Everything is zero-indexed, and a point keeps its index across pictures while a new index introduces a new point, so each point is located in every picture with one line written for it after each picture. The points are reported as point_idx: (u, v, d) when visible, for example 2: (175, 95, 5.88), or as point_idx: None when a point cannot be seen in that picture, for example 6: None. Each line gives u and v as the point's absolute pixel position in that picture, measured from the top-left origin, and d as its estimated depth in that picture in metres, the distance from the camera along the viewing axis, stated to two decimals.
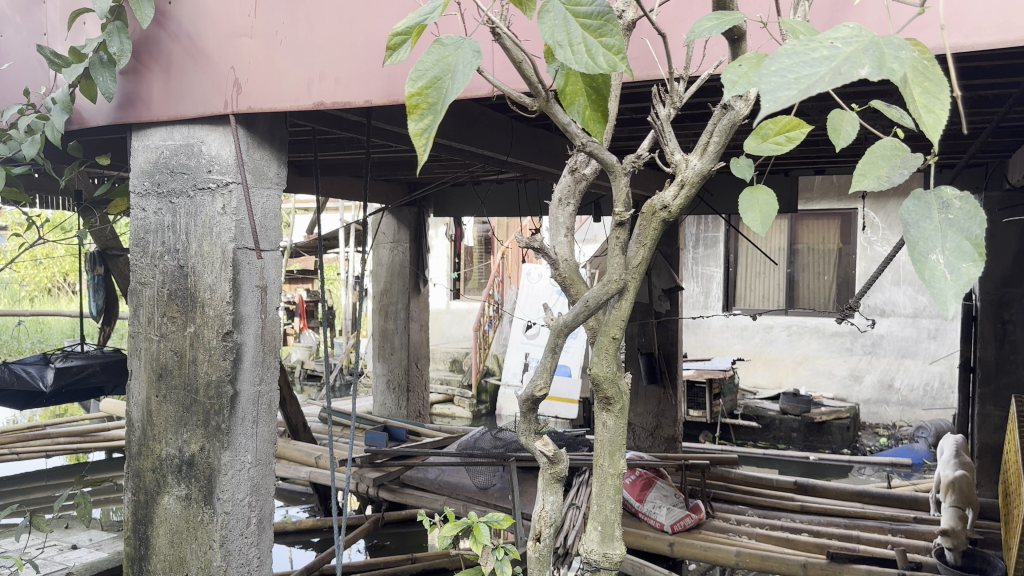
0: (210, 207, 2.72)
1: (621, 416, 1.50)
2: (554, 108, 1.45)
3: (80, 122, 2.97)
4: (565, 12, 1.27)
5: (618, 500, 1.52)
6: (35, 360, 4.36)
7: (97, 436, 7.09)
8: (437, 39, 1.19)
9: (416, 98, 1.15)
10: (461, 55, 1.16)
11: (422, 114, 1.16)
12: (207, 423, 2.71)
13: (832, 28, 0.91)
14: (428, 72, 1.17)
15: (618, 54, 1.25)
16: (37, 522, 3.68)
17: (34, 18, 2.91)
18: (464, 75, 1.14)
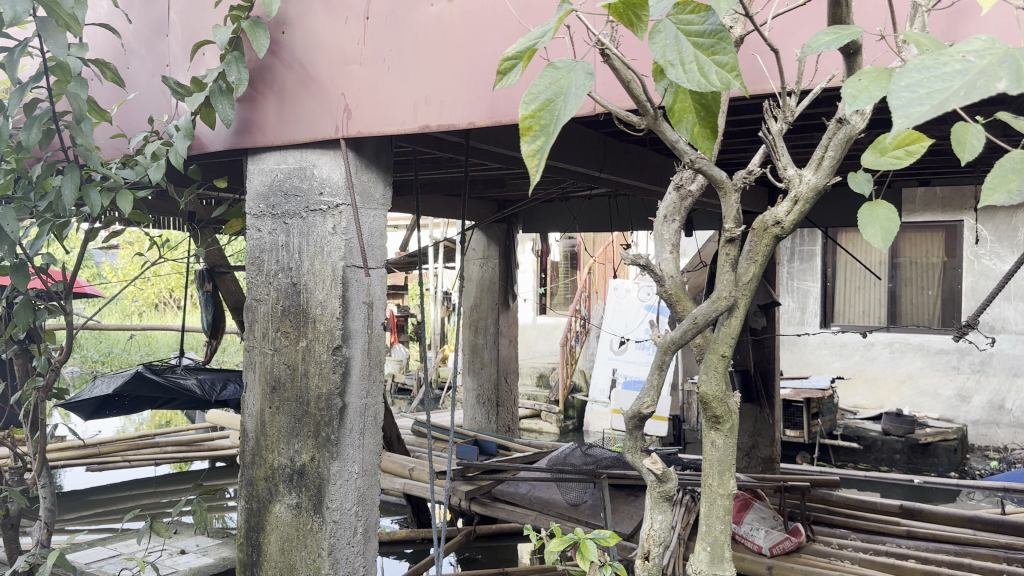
0: (322, 226, 2.86)
1: (730, 435, 1.50)
2: (663, 127, 1.48)
3: (199, 148, 3.14)
4: (676, 32, 1.30)
5: (727, 521, 1.51)
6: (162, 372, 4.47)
7: (203, 445, 7.41)
8: (551, 64, 1.27)
9: (530, 120, 1.21)
10: (574, 78, 1.23)
11: (535, 134, 1.22)
12: (318, 434, 2.82)
13: (962, 42, 0.83)
14: (541, 96, 1.24)
15: (732, 71, 1.24)
16: (157, 526, 3.88)
17: (158, 50, 3.11)
18: (578, 95, 1.21)
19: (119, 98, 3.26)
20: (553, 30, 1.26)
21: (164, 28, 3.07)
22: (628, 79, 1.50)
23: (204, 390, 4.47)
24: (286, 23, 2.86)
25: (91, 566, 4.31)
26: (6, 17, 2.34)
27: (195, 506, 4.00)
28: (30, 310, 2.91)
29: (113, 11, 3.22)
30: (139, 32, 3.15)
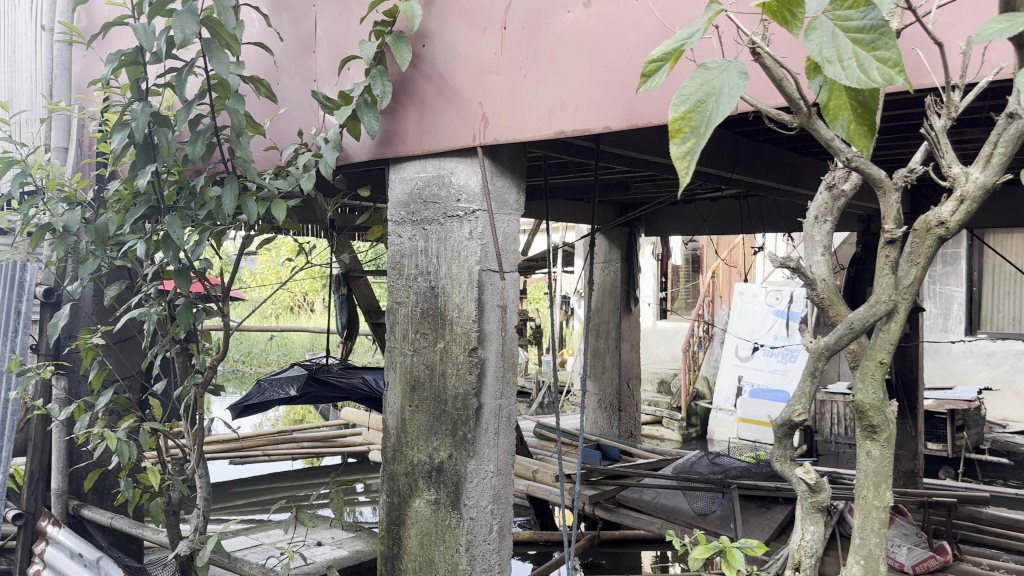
0: (459, 232, 2.94)
1: (888, 446, 1.44)
2: (816, 125, 1.43)
3: (345, 159, 3.30)
4: (834, 28, 1.27)
5: (883, 534, 1.45)
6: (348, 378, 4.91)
7: (336, 441, 7.79)
8: (702, 65, 1.30)
9: (680, 121, 1.24)
10: (727, 77, 1.25)
11: (684, 137, 1.25)
12: (455, 432, 2.91)
13: None
14: (692, 97, 1.27)
15: (895, 67, 1.20)
16: (301, 517, 4.08)
17: (306, 67, 3.29)
18: (730, 96, 1.23)
19: (271, 112, 3.46)
20: (702, 32, 1.30)
21: (311, 44, 3.26)
22: (779, 77, 1.45)
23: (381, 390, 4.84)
24: (426, 36, 2.97)
25: (238, 553, 4.59)
26: (178, 39, 2.52)
27: (336, 498, 4.18)
28: (191, 311, 3.12)
29: (265, 30, 3.44)
30: (289, 49, 3.36)
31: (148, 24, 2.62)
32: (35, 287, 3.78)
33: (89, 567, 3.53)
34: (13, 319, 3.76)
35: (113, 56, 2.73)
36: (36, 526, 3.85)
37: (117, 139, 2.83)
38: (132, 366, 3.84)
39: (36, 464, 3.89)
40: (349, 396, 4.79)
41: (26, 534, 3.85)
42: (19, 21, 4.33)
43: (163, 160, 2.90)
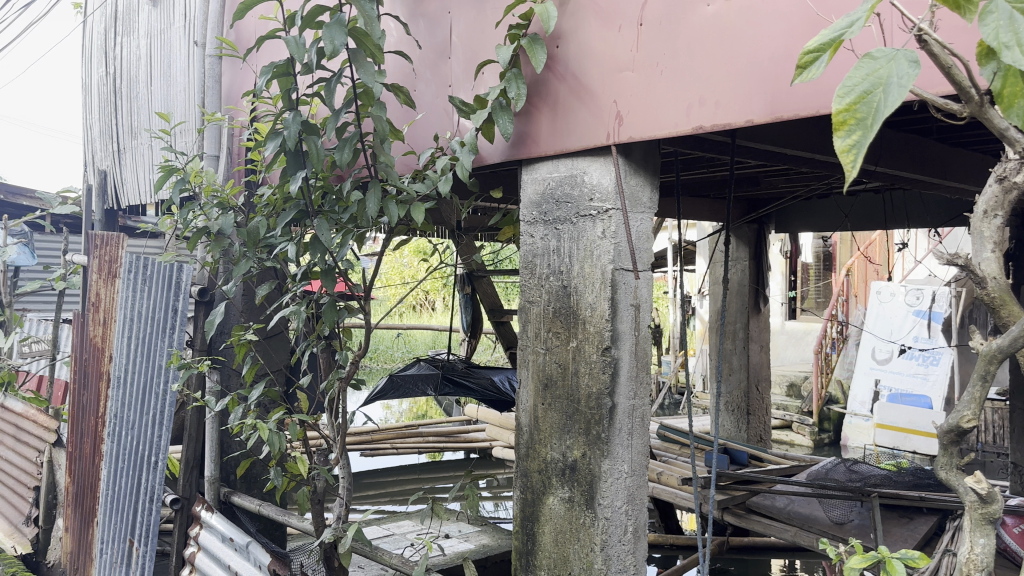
0: (593, 231, 2.94)
1: None
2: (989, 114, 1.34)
3: (479, 161, 3.38)
4: (1011, 11, 1.19)
5: None
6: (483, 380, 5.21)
7: (459, 436, 8.03)
8: (866, 55, 1.24)
9: (844, 114, 1.19)
10: (895, 66, 1.19)
11: (850, 130, 1.20)
12: (589, 431, 2.91)
13: None
14: (856, 88, 1.21)
15: None
16: (436, 509, 4.17)
17: (442, 73, 3.40)
18: (900, 87, 1.16)
19: (409, 118, 3.58)
20: (864, 21, 1.24)
21: (447, 50, 3.37)
22: (948, 64, 1.36)
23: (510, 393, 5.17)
24: (561, 37, 2.99)
25: (375, 541, 4.87)
26: (328, 50, 2.64)
27: (469, 491, 4.23)
28: (334, 309, 3.28)
29: (403, 38, 3.58)
30: (425, 56, 3.47)
31: (298, 37, 2.76)
32: (191, 287, 4.01)
33: (239, 551, 3.73)
34: (171, 315, 4.02)
35: (267, 69, 2.89)
36: (192, 510, 4.13)
37: (271, 147, 3.01)
38: (278, 361, 4.06)
39: (191, 453, 4.16)
40: (478, 396, 5.15)
41: (183, 518, 4.14)
42: (174, 40, 4.67)
43: (312, 165, 3.06)
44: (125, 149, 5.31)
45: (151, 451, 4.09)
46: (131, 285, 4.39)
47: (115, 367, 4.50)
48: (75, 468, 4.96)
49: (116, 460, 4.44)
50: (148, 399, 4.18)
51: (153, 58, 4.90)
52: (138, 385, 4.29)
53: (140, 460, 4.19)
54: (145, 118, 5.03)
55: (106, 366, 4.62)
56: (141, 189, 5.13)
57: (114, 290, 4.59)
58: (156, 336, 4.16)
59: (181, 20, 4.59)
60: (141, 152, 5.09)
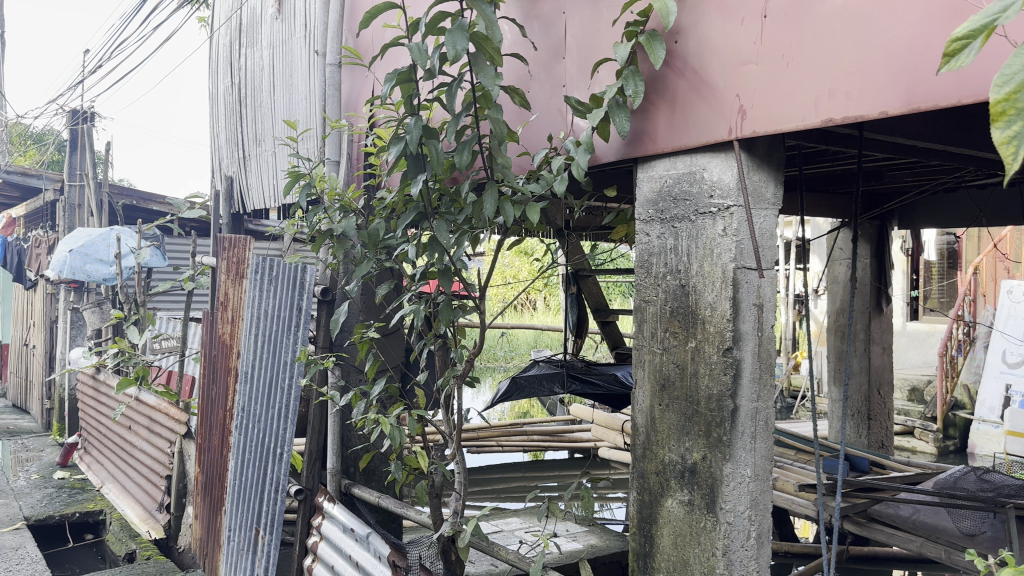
0: (712, 229, 2.88)
1: None
2: None
3: (594, 160, 3.37)
4: None
5: None
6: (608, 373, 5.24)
7: (563, 436, 8.09)
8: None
9: (1002, 104, 0.95)
10: None
11: (1008, 123, 0.96)
12: (709, 434, 2.85)
13: None
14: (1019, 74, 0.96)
15: None
16: (552, 507, 4.19)
17: (557, 73, 3.41)
18: None
19: (523, 119, 3.61)
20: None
21: (561, 50, 3.38)
22: None
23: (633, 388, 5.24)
24: (680, 33, 2.96)
25: (490, 536, 5.04)
26: (450, 55, 2.68)
27: (585, 491, 4.22)
28: (451, 308, 3.35)
29: (519, 40, 3.61)
30: (540, 57, 3.50)
31: (421, 44, 2.82)
32: (314, 286, 4.17)
33: (359, 542, 3.84)
34: (295, 313, 4.21)
35: (391, 75, 2.98)
36: (315, 501, 4.30)
37: (393, 152, 3.10)
38: (395, 359, 4.18)
39: (314, 446, 4.32)
40: (604, 391, 5.20)
41: (306, 509, 4.32)
42: (295, 49, 4.87)
43: (432, 168, 3.13)
44: (250, 156, 5.58)
45: (277, 443, 4.27)
46: (258, 285, 4.63)
47: (243, 362, 4.74)
48: (205, 459, 5.24)
49: (243, 451, 4.67)
50: (273, 394, 4.37)
51: (276, 69, 5.13)
52: (264, 380, 4.49)
53: (265, 452, 4.39)
54: (268, 126, 5.27)
55: (234, 361, 4.87)
56: (265, 194, 5.38)
57: (241, 289, 4.84)
58: (281, 334, 4.35)
59: (302, 30, 4.77)
60: (265, 158, 5.34)
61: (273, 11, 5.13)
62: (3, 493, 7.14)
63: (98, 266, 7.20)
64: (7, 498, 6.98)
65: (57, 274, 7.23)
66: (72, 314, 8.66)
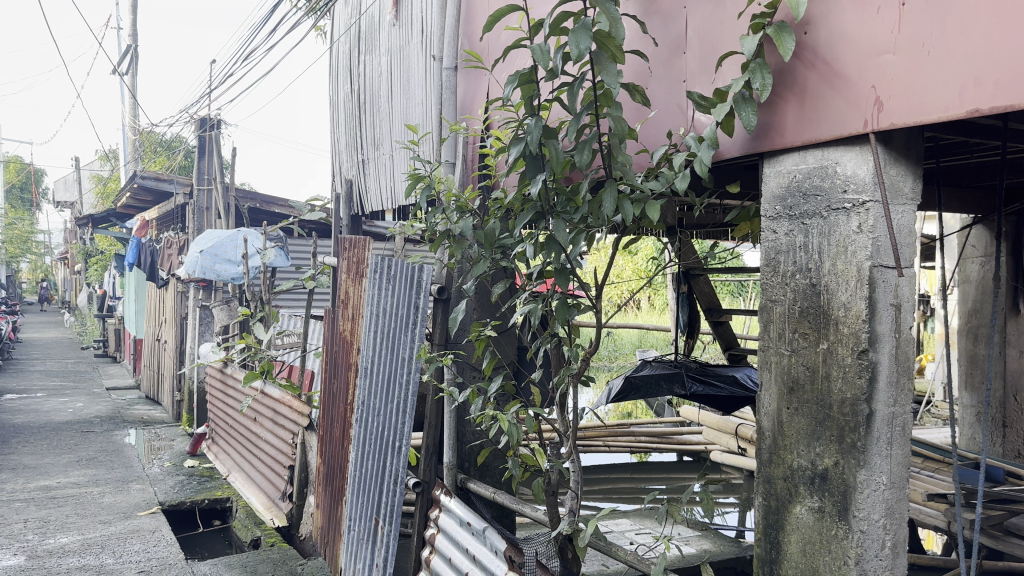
0: (846, 225, 2.77)
1: None
2: None
3: (716, 156, 3.31)
4: None
5: None
6: (732, 380, 5.29)
7: (672, 438, 8.02)
8: None
9: None
10: None
11: None
12: (841, 439, 2.75)
13: None
14: None
15: None
16: (671, 511, 4.08)
17: (677, 69, 3.36)
18: None
19: (641, 116, 3.59)
20: None
21: (682, 45, 3.33)
22: None
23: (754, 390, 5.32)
24: (810, 23, 2.87)
25: (611, 539, 5.02)
26: (573, 54, 2.66)
27: (705, 495, 4.11)
28: (567, 307, 3.35)
29: (638, 37, 3.58)
30: (661, 53, 3.45)
31: (543, 43, 2.79)
32: (431, 286, 4.24)
33: (476, 535, 3.89)
34: (413, 311, 4.32)
35: (513, 77, 2.99)
36: (432, 494, 4.41)
37: (513, 152, 3.11)
38: (509, 357, 4.22)
39: (431, 441, 4.42)
40: (730, 397, 5.24)
41: (424, 501, 4.44)
42: (413, 54, 4.98)
43: (551, 168, 3.12)
44: (369, 160, 5.75)
45: (396, 437, 4.39)
46: (378, 284, 4.77)
47: (363, 358, 4.91)
48: (326, 450, 5.45)
49: (362, 445, 4.82)
50: (392, 389, 4.49)
51: (395, 74, 5.27)
52: (383, 375, 4.62)
53: (384, 445, 4.51)
54: (387, 130, 5.42)
55: (355, 357, 5.05)
56: (383, 195, 5.54)
57: (362, 288, 5.01)
58: (400, 331, 4.46)
59: (420, 36, 4.87)
60: (383, 161, 5.51)
61: (391, 18, 5.27)
62: (140, 478, 7.65)
63: (226, 266, 7.60)
64: (143, 484, 7.46)
65: (189, 273, 7.63)
66: (200, 311, 9.17)
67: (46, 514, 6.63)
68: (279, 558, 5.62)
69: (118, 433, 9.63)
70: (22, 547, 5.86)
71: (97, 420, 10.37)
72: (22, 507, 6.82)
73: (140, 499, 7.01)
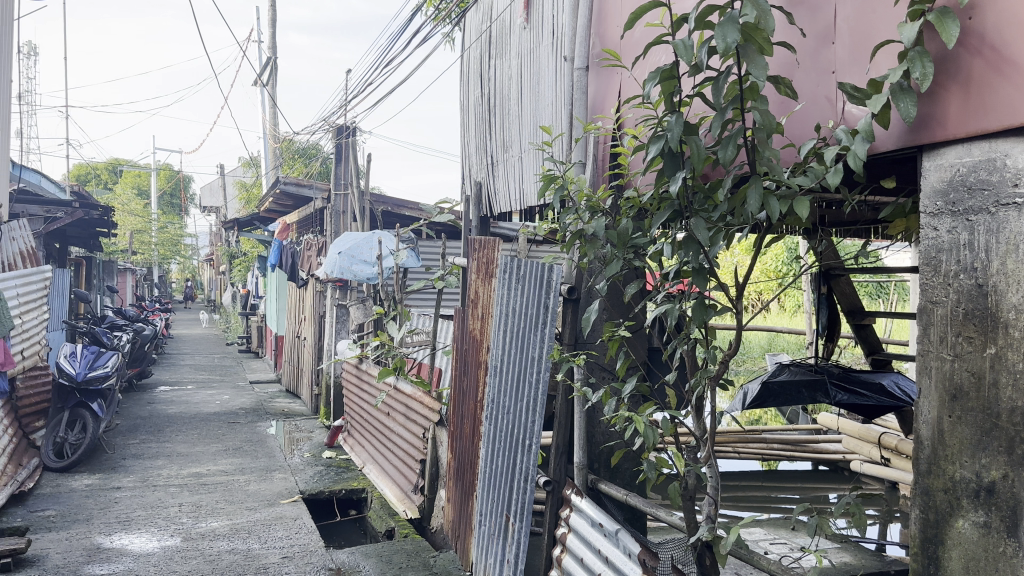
0: (1017, 222, 2.59)
1: None
2: None
3: (869, 150, 3.16)
4: None
5: None
6: (873, 389, 5.02)
7: (808, 446, 7.74)
8: None
9: None
10: None
11: None
12: (1011, 451, 2.57)
13: None
14: None
15: None
16: (820, 523, 3.94)
17: (826, 59, 3.24)
18: None
19: (787, 109, 3.47)
20: None
21: (831, 35, 3.21)
22: None
23: (903, 399, 5.01)
24: (976, 7, 2.69)
25: (759, 549, 4.93)
26: (720, 49, 2.60)
27: (857, 508, 3.95)
28: (705, 309, 3.23)
29: (783, 28, 3.47)
30: (808, 43, 3.34)
31: (687, 38, 2.74)
32: (560, 286, 4.27)
33: (609, 537, 3.88)
34: (543, 311, 4.36)
35: (655, 73, 2.96)
36: (563, 493, 4.45)
37: (652, 150, 3.07)
38: (642, 357, 4.19)
39: (560, 441, 4.44)
40: (873, 406, 4.98)
41: (555, 500, 4.48)
42: (543, 56, 5.03)
43: (691, 166, 3.06)
44: (499, 162, 5.85)
45: (526, 435, 4.43)
46: (507, 284, 4.84)
47: (493, 357, 4.99)
48: (456, 446, 5.57)
49: (493, 442, 4.90)
50: (522, 388, 4.54)
51: (525, 76, 5.33)
52: (513, 373, 4.67)
53: (515, 444, 4.57)
54: (516, 132, 5.49)
55: (485, 355, 5.14)
56: (512, 197, 5.62)
57: (491, 288, 5.10)
58: (530, 331, 4.51)
59: (550, 37, 4.91)
60: (512, 163, 5.59)
61: (522, 21, 5.34)
62: (283, 467, 8.08)
63: (362, 266, 7.91)
64: (285, 473, 7.88)
65: (328, 274, 8.00)
66: (337, 309, 9.60)
67: (199, 499, 7.11)
68: (412, 549, 5.78)
69: (261, 425, 10.20)
70: (178, 530, 6.31)
71: (243, 412, 11.03)
72: (177, 492, 7.34)
73: (283, 487, 7.41)
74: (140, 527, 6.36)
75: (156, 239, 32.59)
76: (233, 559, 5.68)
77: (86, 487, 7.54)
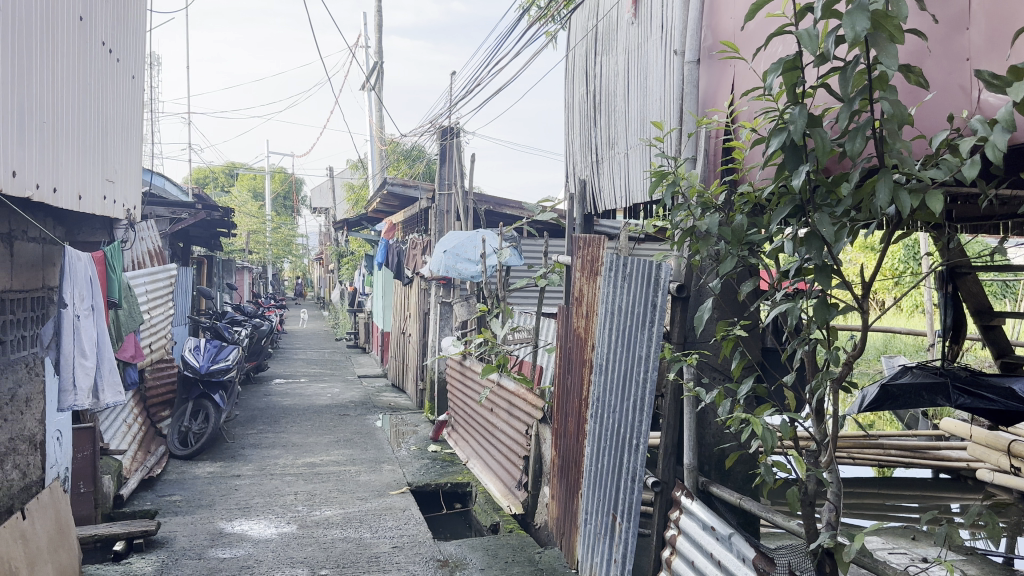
0: None
1: None
2: None
3: (1008, 140, 3.00)
4: None
5: None
6: (1001, 392, 4.80)
7: (928, 453, 7.37)
8: None
9: None
10: None
11: None
12: None
13: None
14: None
15: None
16: (949, 533, 3.71)
17: (960, 47, 3.10)
18: None
19: (916, 99, 3.34)
20: None
21: (965, 20, 3.07)
22: None
23: None
24: None
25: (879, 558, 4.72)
26: (849, 38, 2.52)
27: (989, 518, 3.71)
28: (827, 308, 3.11)
29: (910, 15, 3.34)
30: (940, 30, 3.18)
31: (813, 28, 2.66)
32: (669, 283, 4.23)
33: (721, 541, 3.81)
34: (650, 309, 4.32)
35: (778, 64, 2.88)
36: (672, 494, 4.41)
37: (773, 143, 2.98)
38: (757, 356, 4.11)
39: (669, 442, 4.39)
40: (1003, 410, 4.76)
41: (664, 501, 4.45)
42: (651, 51, 4.99)
43: (814, 160, 2.96)
44: (604, 159, 5.85)
45: (633, 435, 4.39)
46: (613, 281, 4.82)
47: (598, 355, 4.98)
48: (561, 444, 5.59)
49: (599, 440, 4.89)
50: (629, 386, 4.51)
51: (632, 72, 5.30)
52: (620, 371, 4.65)
53: (622, 443, 4.55)
54: (622, 129, 5.46)
55: (590, 353, 5.13)
56: (617, 194, 5.59)
57: (597, 286, 5.09)
58: (636, 329, 4.49)
59: (659, 32, 4.86)
60: (618, 160, 5.57)
61: (629, 16, 5.31)
62: (391, 460, 8.31)
63: (467, 265, 7.98)
64: (393, 465, 8.10)
65: (434, 272, 8.17)
66: (441, 307, 9.80)
67: (313, 488, 7.40)
68: (518, 544, 5.83)
69: (369, 418, 10.52)
70: (294, 517, 6.58)
71: (352, 405, 11.40)
72: (292, 480, 7.66)
73: (391, 479, 7.62)
74: (259, 513, 6.68)
75: (269, 239, 34.02)
76: (346, 547, 5.88)
77: (208, 474, 7.97)
